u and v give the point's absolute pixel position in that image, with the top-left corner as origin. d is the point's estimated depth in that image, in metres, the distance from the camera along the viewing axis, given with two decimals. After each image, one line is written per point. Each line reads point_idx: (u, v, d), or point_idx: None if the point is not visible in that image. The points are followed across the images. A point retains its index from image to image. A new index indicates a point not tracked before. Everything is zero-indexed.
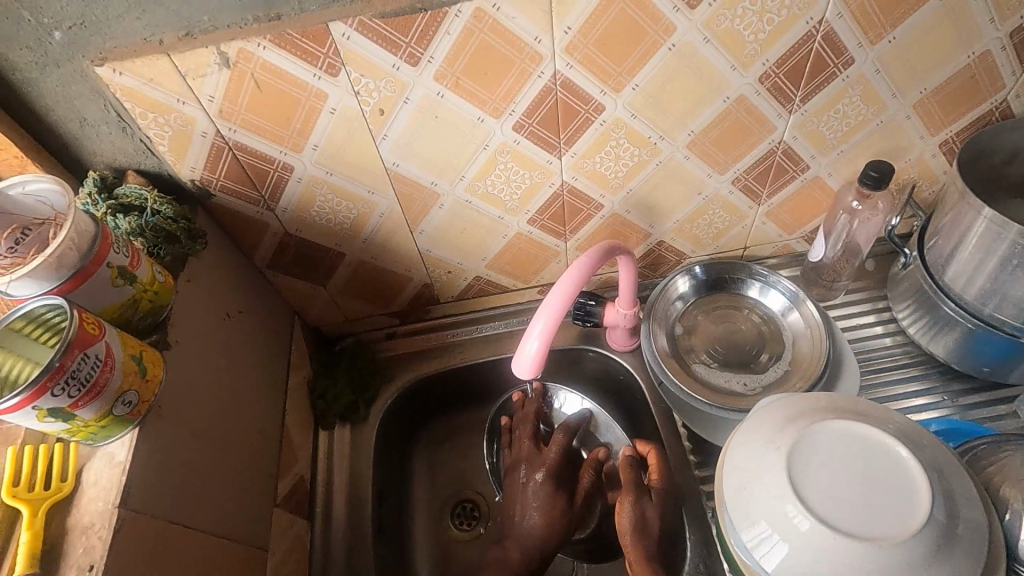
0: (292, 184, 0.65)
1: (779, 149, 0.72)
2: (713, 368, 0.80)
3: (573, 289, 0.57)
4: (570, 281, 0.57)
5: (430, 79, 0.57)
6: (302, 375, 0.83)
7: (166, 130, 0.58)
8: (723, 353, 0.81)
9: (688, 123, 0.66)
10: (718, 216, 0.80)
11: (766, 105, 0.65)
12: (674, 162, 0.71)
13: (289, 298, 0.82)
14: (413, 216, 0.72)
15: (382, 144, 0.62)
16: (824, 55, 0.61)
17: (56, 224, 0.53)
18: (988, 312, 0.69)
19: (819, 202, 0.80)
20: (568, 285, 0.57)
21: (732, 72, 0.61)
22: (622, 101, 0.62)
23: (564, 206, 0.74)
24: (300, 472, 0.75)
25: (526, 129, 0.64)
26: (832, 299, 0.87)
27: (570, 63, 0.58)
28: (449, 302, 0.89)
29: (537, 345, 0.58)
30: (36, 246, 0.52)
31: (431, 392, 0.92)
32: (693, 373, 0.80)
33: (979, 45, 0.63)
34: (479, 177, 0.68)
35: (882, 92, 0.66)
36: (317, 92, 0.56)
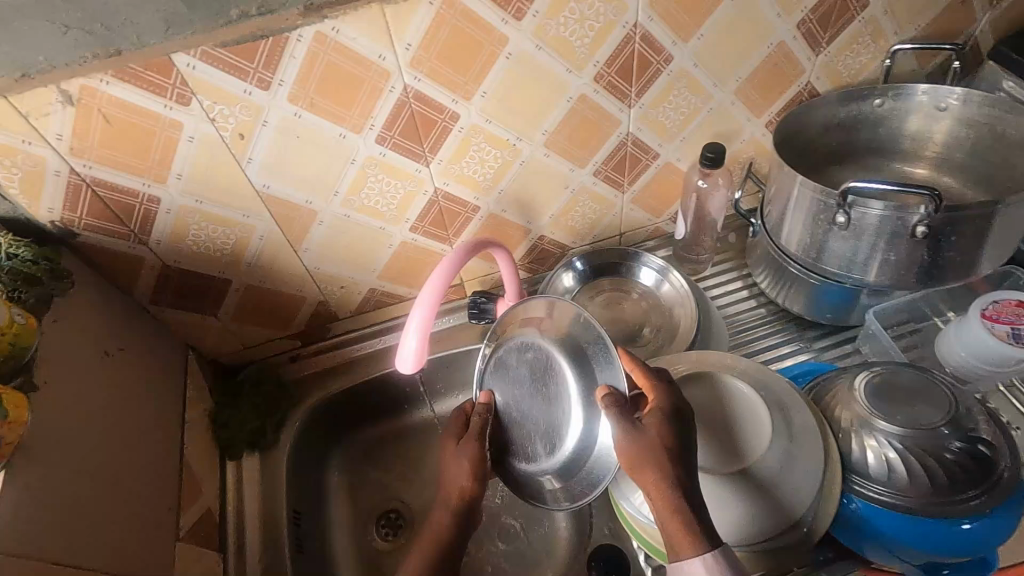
0: (162, 215, 0.66)
1: (628, 140, 0.79)
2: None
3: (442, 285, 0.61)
4: (440, 276, 0.61)
5: (284, 101, 0.60)
6: (202, 408, 0.82)
7: (15, 172, 0.57)
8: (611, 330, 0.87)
9: (541, 124, 0.72)
10: (589, 207, 0.87)
11: (607, 101, 0.73)
12: (536, 160, 0.76)
13: (180, 333, 0.81)
14: (294, 235, 0.74)
15: (248, 168, 0.64)
16: (646, 53, 0.69)
17: None
18: (821, 266, 0.75)
19: (675, 185, 0.88)
20: (437, 281, 0.61)
21: (569, 74, 0.68)
22: (474, 108, 0.68)
23: (442, 211, 0.79)
24: (205, 504, 0.74)
25: (389, 141, 0.67)
26: (703, 272, 0.96)
27: (418, 76, 0.62)
28: (348, 317, 0.91)
29: (417, 341, 0.61)
30: None
31: (342, 409, 0.93)
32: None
33: (774, 36, 0.73)
34: (352, 191, 0.71)
35: (704, 83, 0.75)
36: (171, 122, 0.58)
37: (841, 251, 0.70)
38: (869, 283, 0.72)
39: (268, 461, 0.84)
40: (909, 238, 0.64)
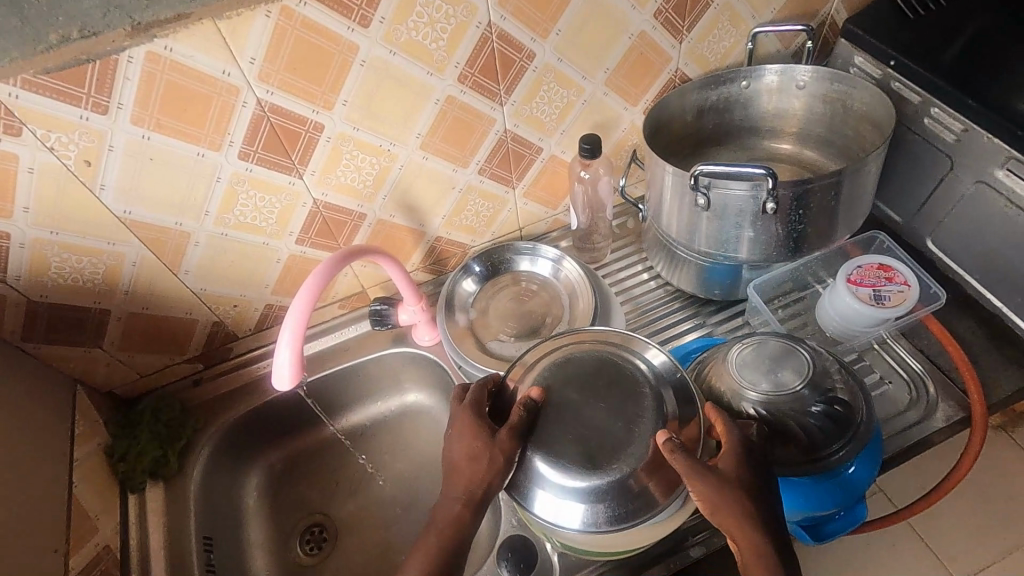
0: (15, 250, 0.63)
1: (508, 137, 0.80)
2: (506, 340, 0.87)
3: (312, 296, 0.61)
4: (309, 290, 0.62)
5: (127, 124, 0.58)
6: (95, 442, 0.79)
7: None
8: (513, 324, 0.89)
9: (412, 127, 0.72)
10: (481, 205, 0.88)
11: (476, 101, 0.73)
12: (415, 163, 0.77)
13: (64, 368, 0.78)
14: (170, 257, 0.72)
15: (103, 195, 0.63)
16: (506, 51, 0.70)
17: None
18: (697, 246, 0.78)
19: (563, 176, 0.90)
20: (307, 295, 0.61)
21: (431, 77, 0.68)
22: (338, 117, 0.67)
23: (326, 222, 0.78)
24: (101, 541, 0.72)
25: (253, 156, 0.66)
26: (603, 259, 0.98)
27: (270, 90, 0.62)
28: (248, 335, 0.89)
29: (290, 355, 0.60)
30: None
31: (252, 428, 0.91)
32: (490, 348, 0.86)
33: (633, 27, 0.75)
34: (224, 209, 0.70)
35: (572, 76, 0.77)
36: (4, 153, 0.56)
37: (712, 232, 0.74)
38: (742, 259, 0.75)
39: (173, 489, 0.82)
40: (765, 214, 0.68)
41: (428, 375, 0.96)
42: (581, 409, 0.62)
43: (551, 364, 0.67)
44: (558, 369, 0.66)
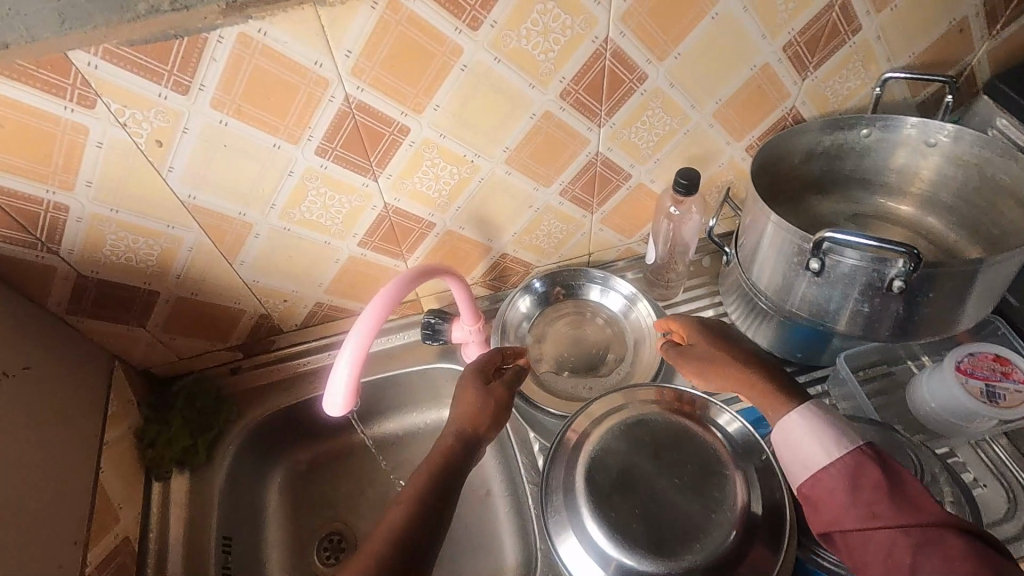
0: (72, 223, 0.59)
1: (598, 160, 0.74)
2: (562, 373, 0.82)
3: (378, 317, 0.56)
4: (369, 321, 0.56)
5: (207, 107, 0.53)
6: (127, 424, 0.76)
7: None
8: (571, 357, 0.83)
9: (501, 140, 0.66)
10: (555, 226, 0.82)
11: (574, 119, 0.67)
12: (496, 177, 0.71)
13: (104, 343, 0.75)
14: (228, 247, 0.68)
15: (170, 177, 0.58)
16: (618, 71, 0.63)
17: None
18: (788, 306, 0.70)
19: (647, 206, 0.83)
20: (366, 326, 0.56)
21: (532, 90, 0.62)
22: (426, 122, 0.61)
23: (393, 227, 0.73)
24: (121, 532, 0.69)
25: (331, 153, 0.61)
26: (673, 297, 0.91)
27: (360, 86, 0.56)
28: (294, 329, 0.85)
29: (345, 387, 0.56)
30: None
31: (285, 425, 0.87)
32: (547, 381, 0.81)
33: (758, 58, 0.68)
34: (291, 204, 0.65)
35: (680, 104, 0.70)
36: (73, 125, 0.51)
37: (812, 295, 0.65)
38: (838, 331, 0.66)
39: (197, 481, 0.79)
40: (886, 292, 0.58)
41: None
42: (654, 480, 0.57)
43: (619, 425, 0.61)
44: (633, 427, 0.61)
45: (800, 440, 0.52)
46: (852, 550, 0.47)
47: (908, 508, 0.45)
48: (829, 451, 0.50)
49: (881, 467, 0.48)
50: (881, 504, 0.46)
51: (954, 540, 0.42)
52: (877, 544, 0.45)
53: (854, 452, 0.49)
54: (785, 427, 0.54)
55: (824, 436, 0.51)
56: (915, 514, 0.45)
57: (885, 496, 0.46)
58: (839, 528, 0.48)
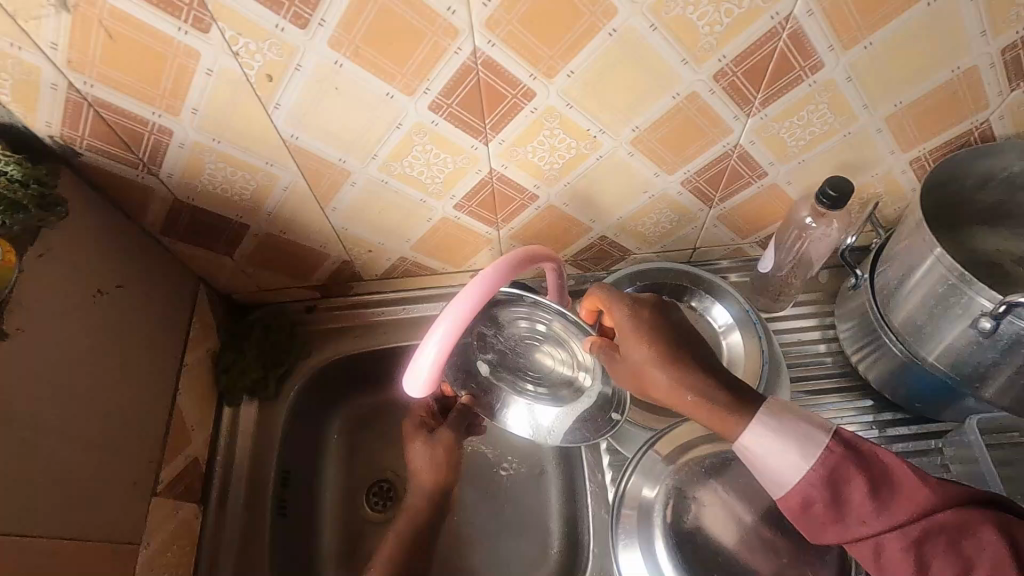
0: (174, 148, 0.57)
1: (734, 152, 0.64)
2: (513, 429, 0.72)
3: (470, 311, 0.52)
4: (454, 319, 0.52)
5: (324, 45, 0.48)
6: (205, 348, 0.77)
7: (6, 79, 0.48)
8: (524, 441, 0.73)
9: (632, 119, 0.58)
10: (666, 215, 0.74)
11: (721, 105, 0.58)
12: (616, 157, 0.63)
13: (191, 265, 0.75)
14: (322, 191, 0.64)
15: (275, 115, 0.54)
16: (790, 55, 0.53)
17: None
18: (924, 355, 0.65)
19: (775, 209, 0.73)
20: (458, 314, 0.52)
21: (683, 66, 0.53)
22: (554, 88, 0.54)
23: (493, 194, 0.67)
24: (192, 453, 0.71)
25: (445, 109, 0.55)
26: (778, 311, 0.83)
27: (492, 41, 0.49)
28: (373, 280, 0.82)
29: (429, 371, 0.53)
30: None
31: (349, 370, 0.87)
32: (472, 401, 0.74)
33: (965, 60, 0.55)
34: (394, 157, 0.60)
35: (851, 102, 0.59)
36: (186, 49, 0.47)
37: (960, 351, 0.60)
38: (982, 395, 0.63)
39: (264, 411, 0.80)
40: None
41: None
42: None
43: None
44: None
45: (757, 455, 0.51)
46: (880, 557, 0.46)
47: (893, 500, 0.46)
48: (806, 458, 0.48)
49: (849, 462, 0.47)
50: (869, 511, 0.46)
51: (986, 526, 0.44)
52: (892, 547, 0.46)
53: (823, 455, 0.48)
54: (740, 446, 0.52)
55: (785, 439, 0.49)
56: (905, 507, 0.46)
57: (866, 491, 0.46)
58: (854, 534, 0.47)
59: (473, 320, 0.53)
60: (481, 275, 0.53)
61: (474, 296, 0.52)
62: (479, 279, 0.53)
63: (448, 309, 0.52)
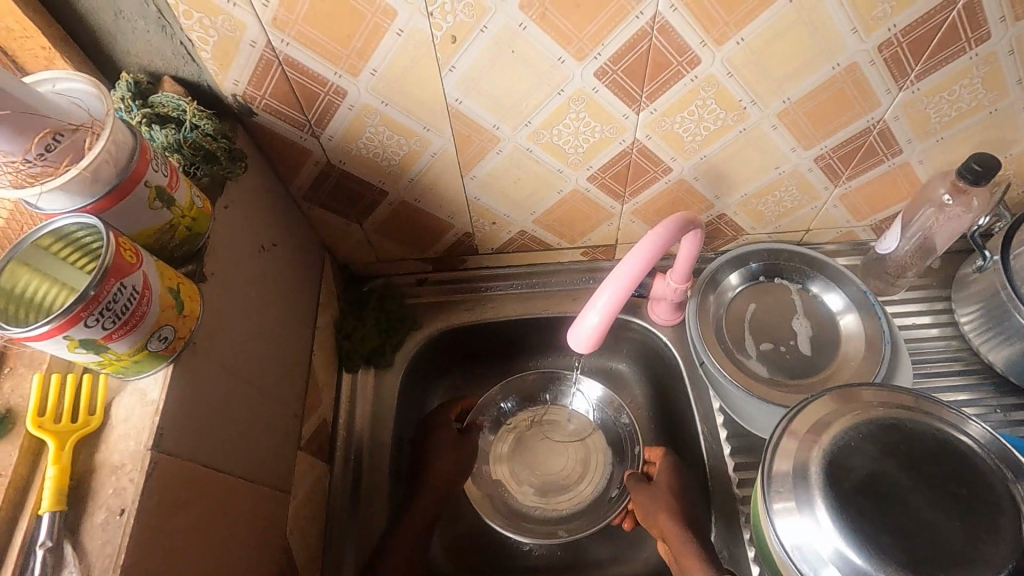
0: (343, 110, 0.59)
1: (876, 128, 0.65)
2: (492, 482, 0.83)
3: (642, 268, 0.53)
4: (625, 277, 0.53)
5: (514, 6, 0.50)
6: (329, 314, 0.79)
7: (211, 34, 0.51)
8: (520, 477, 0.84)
9: (786, 90, 0.59)
10: (790, 193, 0.74)
11: (877, 77, 0.58)
12: (759, 130, 0.64)
13: (321, 233, 0.77)
14: (467, 158, 0.66)
15: (447, 77, 0.56)
16: (959, 26, 0.54)
17: (94, 133, 0.42)
18: None
19: (900, 189, 0.73)
20: (627, 275, 0.53)
21: (852, 35, 0.54)
22: (720, 56, 0.55)
23: (630, 166, 0.69)
24: (322, 414, 0.73)
25: (609, 76, 0.57)
26: (890, 294, 0.83)
27: (675, 5, 0.50)
28: (487, 254, 0.84)
29: (595, 329, 0.55)
30: (71, 155, 0.41)
31: (456, 343, 0.89)
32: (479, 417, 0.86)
33: None
34: (546, 125, 0.62)
35: (1006, 76, 0.59)
36: (385, 8, 0.49)
37: None
38: None
39: (381, 379, 0.82)
40: None
41: (644, 356, 0.88)
42: (906, 495, 0.52)
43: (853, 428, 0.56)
44: (887, 431, 0.55)
45: None
46: None
47: None
48: None
49: None
50: None
51: None
52: None
53: None
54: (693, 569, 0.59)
55: None
56: None
57: None
58: None
59: (641, 280, 0.54)
60: (648, 236, 0.54)
61: (643, 257, 0.53)
62: (646, 240, 0.54)
63: (617, 269, 0.54)
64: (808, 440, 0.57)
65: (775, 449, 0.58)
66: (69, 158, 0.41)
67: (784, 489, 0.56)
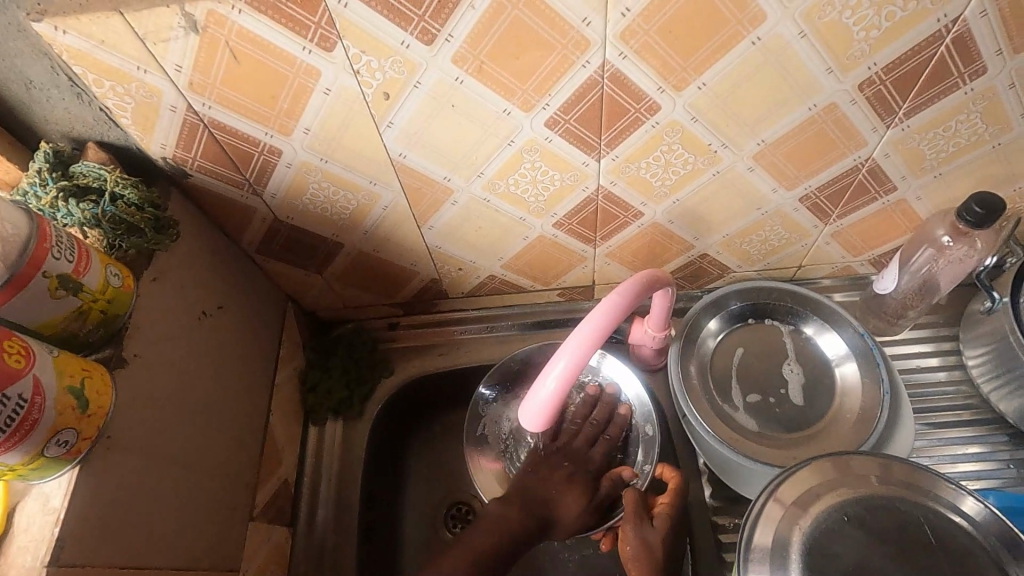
0: (281, 168, 0.55)
1: (864, 166, 0.59)
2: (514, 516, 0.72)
3: (595, 340, 0.49)
4: (577, 349, 0.49)
5: (447, 61, 0.45)
6: (292, 366, 0.76)
7: (127, 101, 0.47)
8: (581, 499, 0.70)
9: (760, 132, 0.54)
10: (777, 232, 0.69)
11: (861, 116, 0.53)
12: (734, 173, 0.59)
13: (280, 283, 0.74)
14: (422, 209, 0.62)
15: (386, 133, 0.52)
16: (950, 62, 0.48)
17: None
18: None
19: (898, 226, 0.67)
20: (579, 347, 0.49)
21: (827, 75, 0.48)
22: (682, 101, 0.50)
23: (597, 212, 0.64)
24: (282, 475, 0.70)
25: (561, 125, 0.52)
26: (892, 334, 0.77)
27: (624, 53, 0.45)
28: (458, 297, 0.80)
29: (545, 407, 0.52)
30: None
31: (431, 389, 0.85)
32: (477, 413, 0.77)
33: None
34: (500, 175, 0.58)
35: (1009, 110, 0.53)
36: (307, 68, 0.45)
37: None
38: None
39: (349, 431, 0.79)
40: None
41: None
42: None
43: (837, 505, 0.51)
44: (875, 510, 0.50)
45: None
46: None
47: None
48: None
49: None
50: None
51: None
52: None
53: None
54: None
55: None
56: None
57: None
58: None
59: (591, 358, 0.50)
60: (596, 310, 0.49)
61: (590, 335, 0.49)
62: (594, 313, 0.49)
63: (563, 347, 0.50)
64: (793, 512, 0.51)
65: (755, 518, 0.52)
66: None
67: (761, 564, 0.50)
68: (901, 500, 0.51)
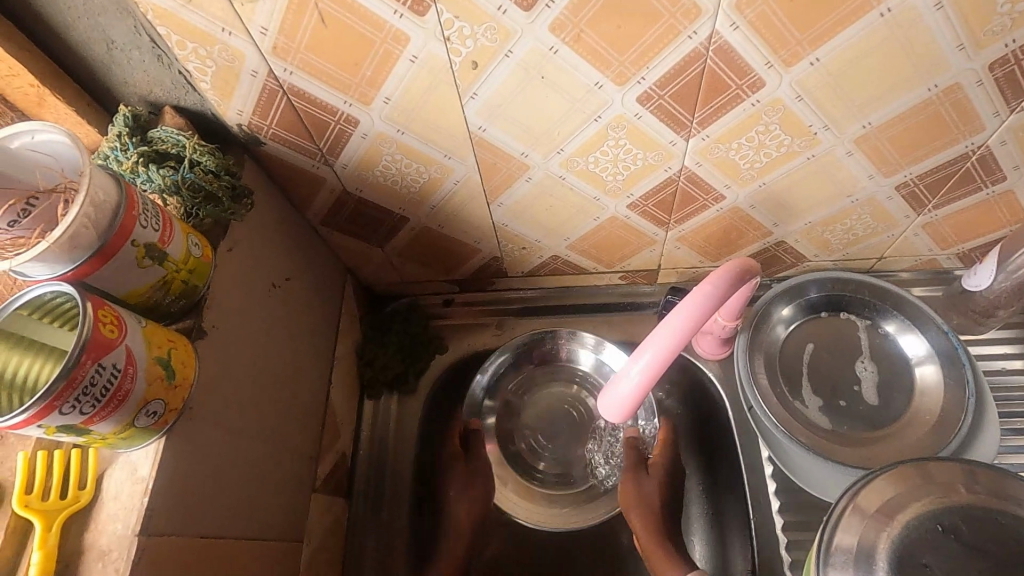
0: (356, 139, 0.54)
1: (975, 154, 0.55)
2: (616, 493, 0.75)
3: (677, 342, 0.48)
4: (658, 350, 0.49)
5: (544, 29, 0.42)
6: (350, 339, 0.75)
7: (209, 64, 0.46)
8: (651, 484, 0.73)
9: (868, 114, 0.50)
10: (864, 222, 0.65)
11: (985, 98, 0.48)
12: (831, 157, 0.55)
13: (341, 255, 0.73)
14: (494, 185, 0.60)
15: (468, 105, 0.49)
16: None
17: (65, 195, 0.42)
18: None
19: (998, 219, 0.63)
20: (660, 347, 0.49)
21: (957, 53, 0.44)
22: (790, 78, 0.46)
23: (676, 193, 0.61)
24: (341, 448, 0.71)
25: (654, 101, 0.49)
26: (976, 333, 0.73)
27: (737, 24, 0.42)
28: (516, 276, 0.78)
29: (624, 399, 0.53)
30: (41, 220, 0.42)
31: (485, 368, 0.84)
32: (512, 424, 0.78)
33: None
34: (581, 152, 0.55)
35: None
36: (396, 34, 0.43)
37: None
38: None
39: (405, 407, 0.78)
40: None
41: (683, 388, 0.81)
42: None
43: (925, 514, 0.48)
44: (972, 522, 0.47)
45: None
46: None
47: None
48: None
49: None
50: None
51: None
52: None
53: None
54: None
55: None
56: None
57: None
58: None
59: (678, 351, 0.49)
60: (685, 302, 0.47)
61: (670, 335, 0.48)
62: (681, 307, 0.47)
63: (649, 338, 0.49)
64: (877, 520, 0.49)
65: (834, 522, 0.52)
66: (37, 225, 0.41)
67: (843, 568, 0.49)
68: (998, 511, 0.48)
